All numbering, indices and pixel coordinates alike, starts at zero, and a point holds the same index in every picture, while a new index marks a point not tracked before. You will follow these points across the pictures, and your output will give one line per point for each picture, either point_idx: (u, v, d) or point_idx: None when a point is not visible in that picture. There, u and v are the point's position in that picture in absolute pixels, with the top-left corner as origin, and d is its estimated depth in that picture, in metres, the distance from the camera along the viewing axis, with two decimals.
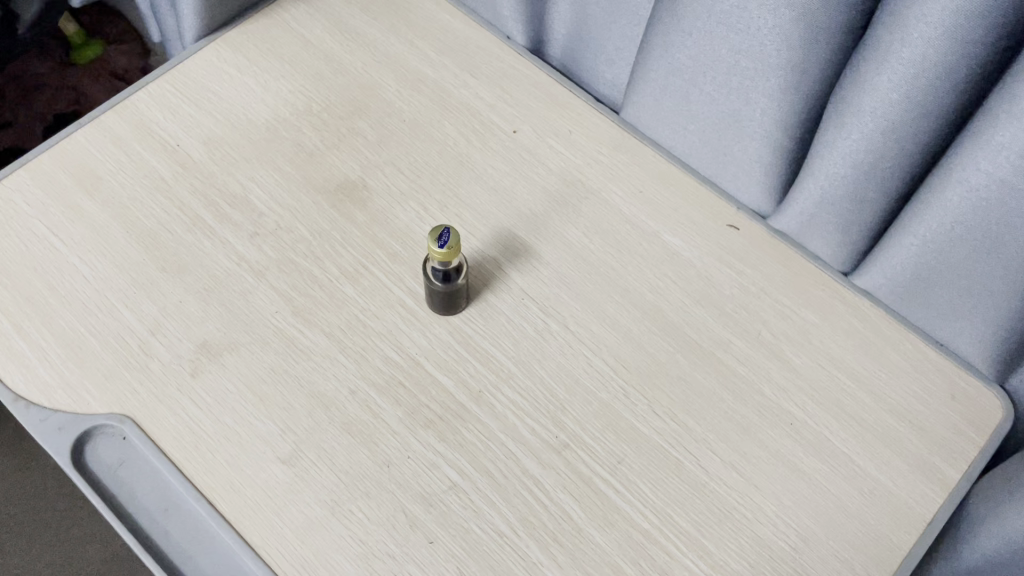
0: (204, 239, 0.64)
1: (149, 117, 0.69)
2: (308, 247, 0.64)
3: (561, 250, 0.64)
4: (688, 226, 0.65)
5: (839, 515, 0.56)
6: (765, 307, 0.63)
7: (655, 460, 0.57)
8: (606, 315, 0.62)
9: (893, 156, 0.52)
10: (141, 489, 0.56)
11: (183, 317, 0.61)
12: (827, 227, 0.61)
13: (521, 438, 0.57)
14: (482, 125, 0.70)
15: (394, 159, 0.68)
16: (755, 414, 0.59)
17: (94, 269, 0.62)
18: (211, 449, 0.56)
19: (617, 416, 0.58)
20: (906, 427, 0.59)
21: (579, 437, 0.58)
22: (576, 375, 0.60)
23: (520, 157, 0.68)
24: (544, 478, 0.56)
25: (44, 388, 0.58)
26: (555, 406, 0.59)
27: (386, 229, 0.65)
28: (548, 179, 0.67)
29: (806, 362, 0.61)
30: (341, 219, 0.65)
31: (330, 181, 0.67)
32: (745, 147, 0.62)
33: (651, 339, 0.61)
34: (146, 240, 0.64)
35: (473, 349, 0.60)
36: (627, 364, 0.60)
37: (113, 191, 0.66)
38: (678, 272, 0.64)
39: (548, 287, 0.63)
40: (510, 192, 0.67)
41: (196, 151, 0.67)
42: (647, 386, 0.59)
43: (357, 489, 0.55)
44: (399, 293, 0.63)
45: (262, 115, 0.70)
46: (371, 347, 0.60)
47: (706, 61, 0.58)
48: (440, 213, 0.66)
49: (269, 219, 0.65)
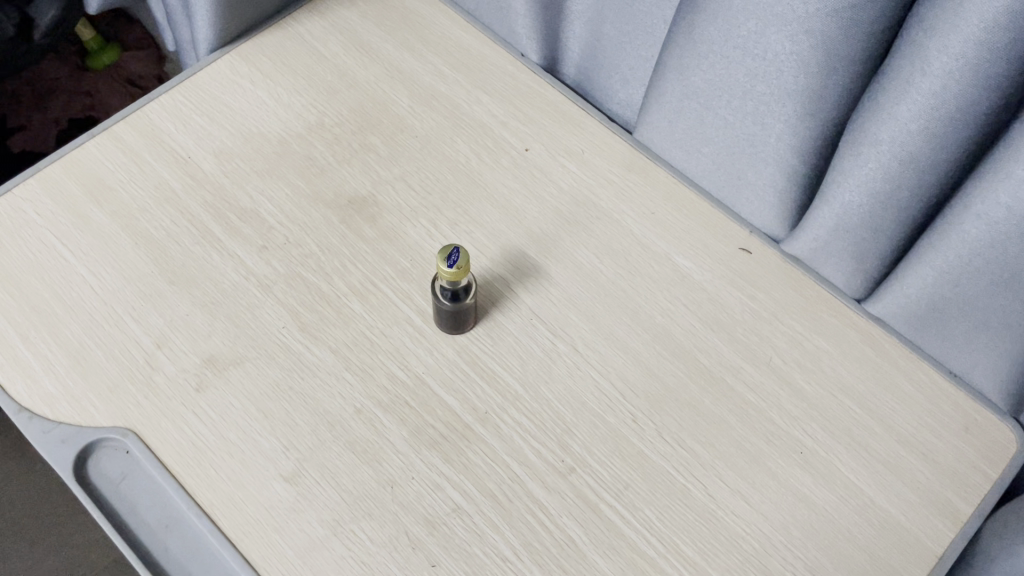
0: (213, 252, 0.64)
1: (161, 127, 0.69)
2: (317, 262, 0.64)
3: (571, 271, 0.64)
4: (700, 248, 0.65)
5: (849, 548, 0.55)
6: (776, 333, 0.62)
7: (662, 487, 0.56)
8: (615, 336, 0.61)
9: (910, 186, 0.52)
10: (143, 504, 0.55)
11: (190, 330, 0.60)
12: (840, 254, 0.60)
13: (526, 460, 0.57)
14: (495, 142, 0.69)
15: (405, 175, 0.68)
16: (763, 442, 0.58)
17: (102, 280, 0.62)
18: (214, 465, 0.56)
19: (624, 441, 0.58)
20: (918, 459, 0.58)
21: (586, 462, 0.57)
22: (583, 397, 0.59)
23: (532, 175, 0.68)
24: (549, 503, 0.55)
25: (49, 399, 0.58)
26: (562, 429, 0.58)
27: (395, 246, 0.65)
28: (559, 198, 0.67)
29: (816, 389, 0.60)
30: (351, 235, 0.65)
31: (340, 196, 0.67)
32: (759, 172, 0.61)
33: (660, 362, 0.60)
34: (155, 252, 0.64)
35: (480, 369, 0.60)
36: (635, 388, 0.59)
37: (124, 202, 0.66)
38: (688, 294, 0.63)
39: (557, 307, 0.62)
40: (520, 211, 0.66)
41: (207, 163, 0.67)
42: (655, 410, 0.59)
43: (359, 509, 0.55)
44: (407, 310, 0.62)
45: (274, 128, 0.69)
46: (377, 365, 0.60)
47: (722, 85, 0.58)
48: (450, 230, 0.65)
49: (278, 233, 0.65)
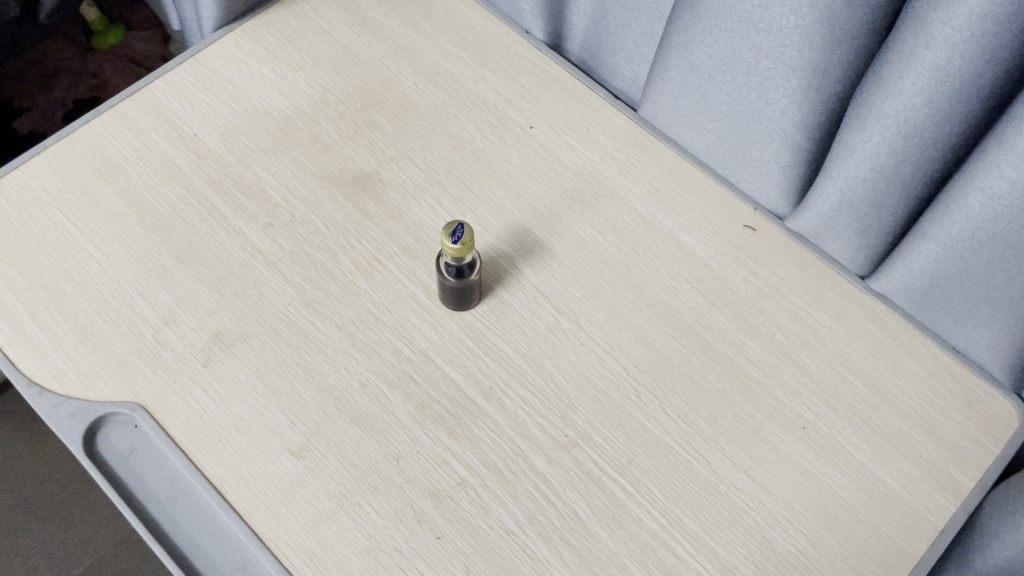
0: (219, 229, 0.64)
1: (167, 105, 0.69)
2: (322, 240, 0.64)
3: (575, 248, 0.64)
4: (704, 226, 0.65)
5: (850, 521, 0.55)
6: (779, 309, 0.62)
7: (665, 461, 0.57)
8: (619, 313, 0.62)
9: (914, 161, 0.51)
10: (151, 478, 0.56)
11: (197, 306, 0.61)
12: (844, 230, 0.60)
13: (530, 435, 0.57)
14: (499, 120, 0.69)
15: (409, 152, 0.68)
16: (766, 417, 0.58)
17: (110, 257, 0.63)
18: (221, 439, 0.56)
19: (627, 416, 0.58)
20: (920, 434, 0.58)
21: (589, 437, 0.57)
22: (587, 373, 0.59)
23: (537, 153, 0.68)
24: (553, 477, 0.56)
25: (58, 374, 0.58)
26: (566, 404, 0.58)
27: (400, 224, 0.65)
28: (564, 175, 0.67)
29: (819, 365, 0.60)
30: (356, 212, 0.65)
31: (345, 174, 0.67)
32: (763, 148, 0.61)
33: (663, 338, 0.61)
34: (161, 229, 0.64)
35: (485, 345, 0.60)
36: (639, 364, 0.60)
37: (130, 179, 0.66)
38: (692, 271, 0.63)
39: (561, 284, 0.63)
40: (524, 188, 0.66)
41: (212, 140, 0.68)
42: (659, 386, 0.59)
43: (365, 483, 0.55)
44: (412, 287, 0.63)
45: (279, 106, 0.70)
46: (382, 341, 0.60)
47: (726, 60, 0.58)
48: (454, 207, 0.66)
49: (283, 210, 0.65)
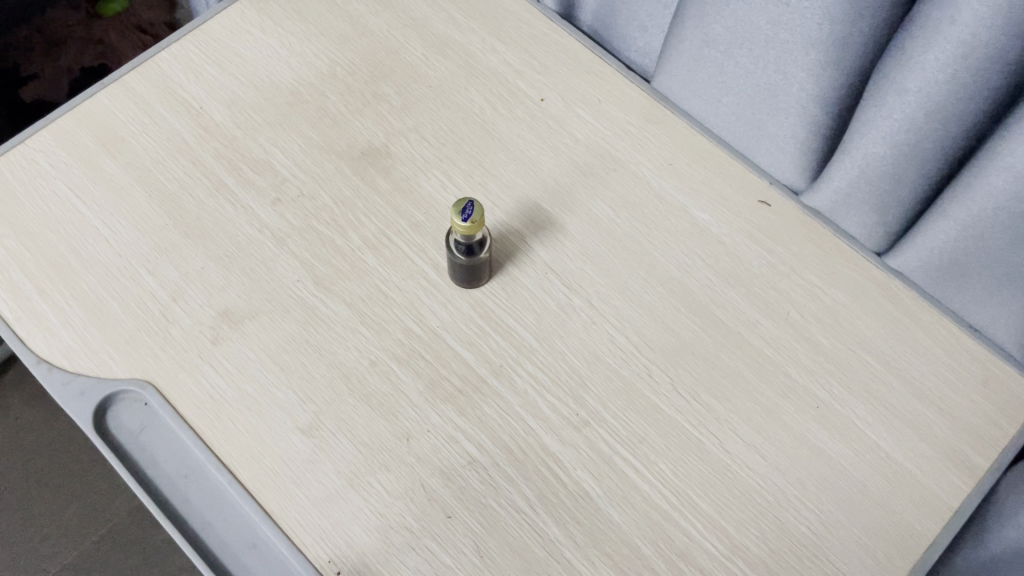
0: (226, 205, 0.63)
1: (172, 78, 0.68)
2: (330, 216, 0.63)
3: (586, 223, 0.63)
4: (718, 201, 0.64)
5: (863, 501, 0.55)
6: (794, 286, 0.61)
7: (677, 440, 0.56)
8: (631, 290, 0.61)
9: (936, 138, 0.50)
10: (162, 456, 0.56)
11: (205, 283, 0.61)
12: (862, 207, 0.59)
13: (541, 414, 0.57)
14: (510, 92, 0.68)
15: (418, 126, 0.67)
16: (780, 396, 0.58)
17: (117, 233, 0.62)
18: (231, 417, 0.56)
19: (639, 395, 0.57)
20: (935, 414, 0.57)
21: (600, 416, 0.57)
22: (598, 351, 0.59)
23: (548, 126, 0.67)
24: (564, 456, 0.56)
25: (66, 351, 0.58)
26: (576, 383, 0.58)
27: (409, 199, 0.64)
28: (575, 149, 0.66)
29: (833, 344, 0.59)
30: (365, 187, 0.64)
31: (353, 148, 0.66)
32: (780, 122, 0.59)
33: (676, 316, 0.60)
34: (168, 204, 0.63)
35: (495, 323, 0.60)
36: (650, 342, 0.59)
37: (137, 153, 0.65)
38: (705, 247, 0.62)
39: (572, 261, 0.62)
40: (535, 162, 0.65)
41: (219, 114, 0.67)
42: (671, 364, 0.58)
43: (376, 462, 0.55)
44: (422, 264, 0.62)
45: (286, 78, 0.68)
46: (392, 319, 0.60)
47: (743, 32, 0.56)
48: (464, 182, 0.65)
49: (291, 185, 0.64)
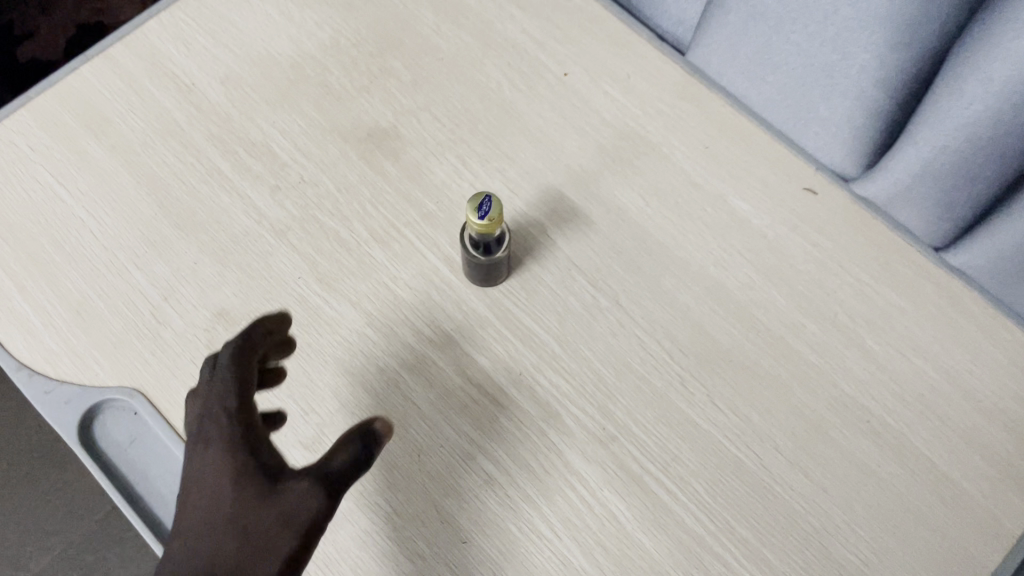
0: (221, 193, 0.58)
1: (162, 51, 0.62)
2: (334, 205, 0.58)
3: (614, 214, 0.57)
4: (759, 189, 0.58)
5: (917, 527, 0.50)
6: (842, 286, 0.56)
7: (713, 458, 0.51)
8: (662, 290, 0.55)
9: (1020, 133, 0.44)
10: (153, 470, 0.52)
11: (198, 280, 0.56)
12: (924, 200, 0.53)
13: (564, 428, 0.52)
14: (530, 66, 0.62)
15: (429, 104, 0.61)
16: (827, 410, 0.53)
17: (103, 224, 0.57)
18: None
19: (671, 407, 0.52)
20: (998, 429, 0.52)
21: (629, 430, 0.52)
22: (627, 358, 0.54)
23: (572, 105, 0.61)
24: (589, 475, 0.51)
25: (49, 355, 0.54)
26: (603, 393, 0.53)
27: (420, 186, 0.59)
28: (602, 131, 0.60)
29: (885, 350, 0.54)
30: (371, 173, 0.59)
31: (359, 129, 0.60)
32: (833, 106, 0.53)
33: (712, 319, 0.55)
34: (159, 192, 0.58)
35: (514, 326, 0.55)
36: (684, 348, 0.54)
37: (124, 135, 0.60)
38: (745, 242, 0.57)
39: (599, 256, 0.56)
40: (558, 146, 0.60)
41: (212, 91, 0.61)
42: (707, 373, 0.53)
43: (385, 481, 0.51)
44: (434, 259, 0.57)
45: (285, 51, 0.63)
46: (401, 321, 0.55)
47: (798, 5, 0.50)
48: (480, 167, 0.59)
49: (292, 171, 0.59)
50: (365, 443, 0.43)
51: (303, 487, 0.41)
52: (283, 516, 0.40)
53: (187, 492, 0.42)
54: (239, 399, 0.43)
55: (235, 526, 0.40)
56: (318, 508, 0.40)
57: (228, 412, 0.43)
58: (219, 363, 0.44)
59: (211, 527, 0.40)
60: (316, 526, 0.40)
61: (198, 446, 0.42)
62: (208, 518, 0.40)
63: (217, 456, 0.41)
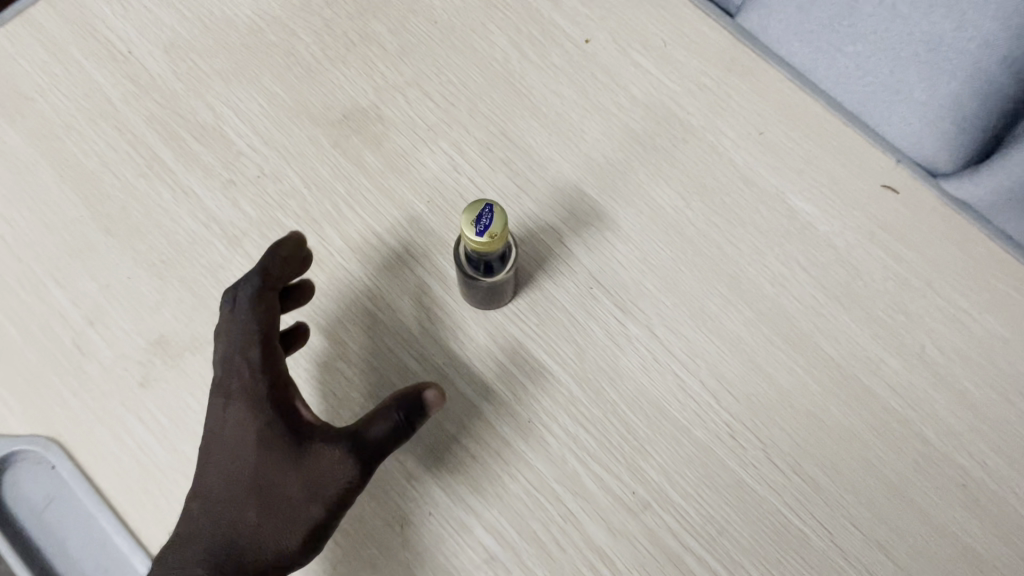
0: (162, 189, 0.47)
1: (93, 11, 0.51)
2: (300, 205, 0.47)
3: (646, 217, 0.46)
4: (827, 186, 0.47)
5: None
6: (931, 310, 0.44)
7: (769, 532, 0.41)
8: (706, 315, 0.45)
9: None
10: (76, 541, 0.42)
11: (132, 300, 0.45)
12: None
13: (584, 492, 0.42)
14: (543, 30, 0.50)
15: (418, 78, 0.50)
16: (913, 469, 0.42)
17: (16, 229, 0.47)
18: (163, 492, 0.42)
19: (718, 466, 0.42)
20: None
21: (664, 495, 0.42)
22: (662, 402, 0.43)
23: (594, 79, 0.49)
24: (615, 552, 0.41)
25: None
26: (632, 448, 0.42)
27: (407, 182, 0.47)
28: (631, 111, 0.48)
29: (987, 393, 0.43)
30: (346, 165, 0.48)
31: (332, 109, 0.49)
32: (938, 83, 0.41)
33: (768, 352, 0.44)
34: (85, 188, 0.48)
35: (521, 360, 0.44)
36: (733, 390, 0.43)
37: (43, 115, 0.49)
38: (809, 252, 0.46)
39: (626, 271, 0.46)
40: (577, 131, 0.48)
41: (154, 62, 0.50)
42: (762, 422, 0.43)
43: (359, 558, 0.41)
44: (423, 274, 0.46)
45: (243, 11, 0.51)
46: (382, 353, 0.44)
47: None
48: (480, 158, 0.48)
49: (248, 162, 0.48)
50: (407, 416, 0.38)
51: (333, 454, 0.38)
52: (309, 484, 0.38)
53: (210, 448, 0.40)
54: (263, 347, 0.40)
55: (265, 477, 0.38)
56: (349, 476, 0.38)
57: (251, 367, 0.39)
58: (240, 304, 0.41)
59: (239, 487, 0.39)
60: (345, 497, 0.38)
61: (219, 402, 0.40)
62: (234, 479, 0.39)
63: (243, 411, 0.39)
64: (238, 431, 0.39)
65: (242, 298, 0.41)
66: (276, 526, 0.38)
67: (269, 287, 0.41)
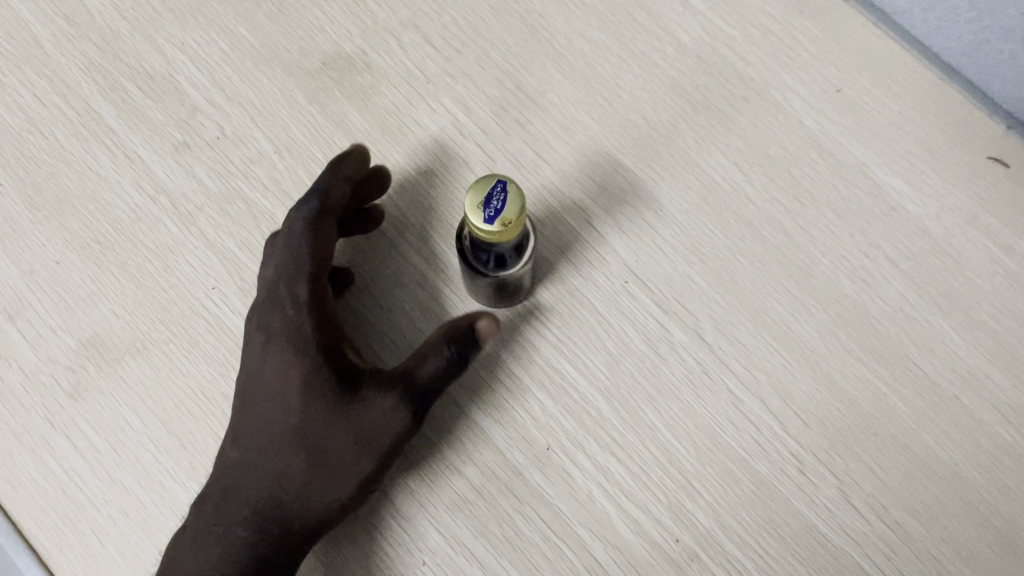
0: (100, 153, 0.39)
1: None
2: (269, 174, 0.38)
3: (695, 195, 0.38)
4: (921, 157, 0.37)
5: None
6: None
7: None
8: (769, 318, 0.36)
9: None
10: None
11: (63, 292, 0.37)
12: None
13: (615, 540, 0.34)
14: None
15: (415, 17, 0.40)
16: None
17: None
18: (96, 531, 0.34)
19: (780, 508, 0.34)
20: None
21: (715, 545, 0.34)
22: (713, 428, 0.35)
23: (632, 19, 0.40)
24: None
25: None
26: (676, 485, 0.35)
27: (400, 148, 0.39)
28: (678, 61, 0.39)
29: None
30: (326, 125, 0.39)
31: (308, 55, 0.40)
32: None
33: (846, 366, 0.35)
34: (9, 151, 0.39)
35: (540, 372, 0.36)
36: (802, 413, 0.35)
37: None
38: (898, 241, 0.37)
39: (670, 262, 0.37)
40: (610, 86, 0.39)
41: None
42: (837, 454, 0.35)
43: None
44: (418, 262, 0.37)
45: None
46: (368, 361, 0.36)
47: None
48: (491, 119, 0.39)
49: (206, 120, 0.39)
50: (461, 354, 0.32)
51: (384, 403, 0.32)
52: (359, 435, 0.32)
53: (247, 385, 0.33)
54: (311, 282, 0.33)
55: (309, 423, 0.32)
56: (399, 426, 0.32)
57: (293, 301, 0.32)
58: (291, 232, 0.33)
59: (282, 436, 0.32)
60: (397, 446, 0.32)
61: (256, 338, 0.33)
62: (276, 425, 0.32)
63: (280, 350, 0.32)
64: (277, 369, 0.32)
65: (293, 224, 0.33)
66: (325, 479, 0.32)
67: (328, 214, 0.34)
